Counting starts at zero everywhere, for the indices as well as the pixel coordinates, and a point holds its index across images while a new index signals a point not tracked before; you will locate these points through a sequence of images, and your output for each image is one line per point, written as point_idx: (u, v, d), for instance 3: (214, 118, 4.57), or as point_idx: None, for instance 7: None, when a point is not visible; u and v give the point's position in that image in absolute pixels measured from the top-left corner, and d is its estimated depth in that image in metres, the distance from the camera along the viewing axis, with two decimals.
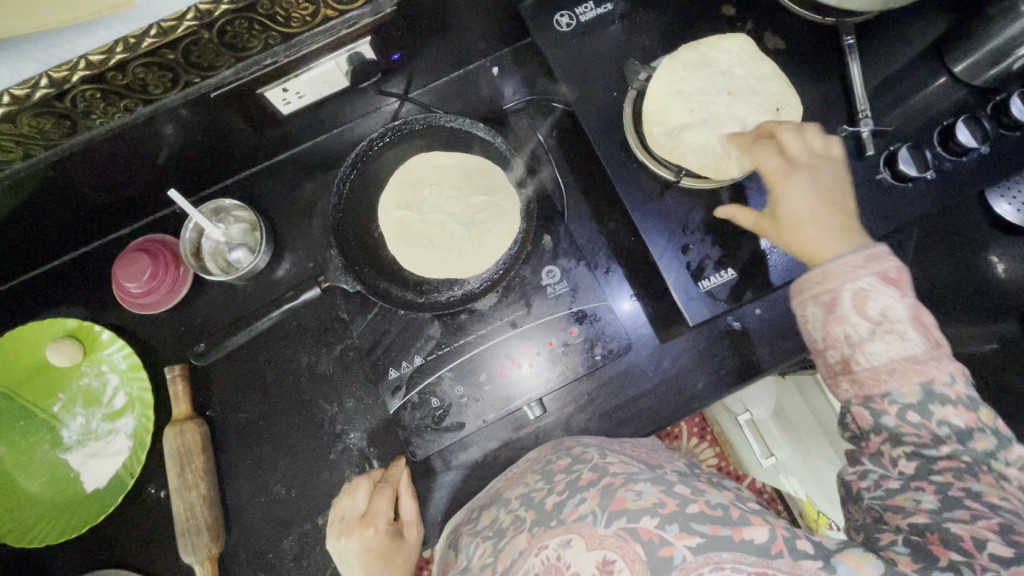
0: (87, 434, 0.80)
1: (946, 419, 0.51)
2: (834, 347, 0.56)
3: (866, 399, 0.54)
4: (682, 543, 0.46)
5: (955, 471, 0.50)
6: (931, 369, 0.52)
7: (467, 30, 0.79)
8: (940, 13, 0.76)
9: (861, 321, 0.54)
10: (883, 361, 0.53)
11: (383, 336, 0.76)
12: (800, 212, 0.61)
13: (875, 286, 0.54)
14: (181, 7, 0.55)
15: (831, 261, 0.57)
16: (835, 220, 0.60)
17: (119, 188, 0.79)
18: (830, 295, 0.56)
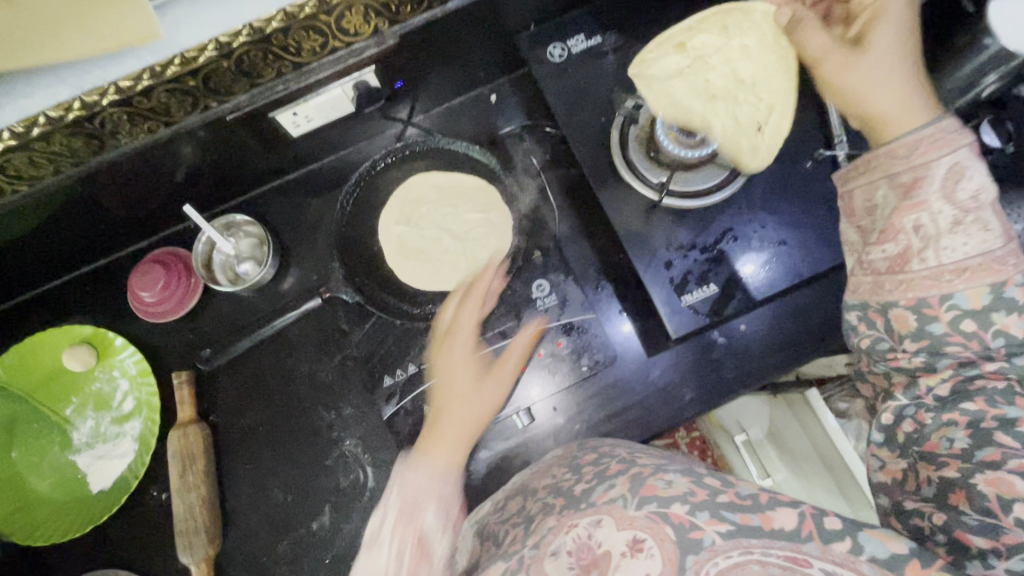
0: (96, 436, 0.84)
1: (1007, 329, 0.49)
2: (897, 236, 0.52)
3: (917, 302, 0.51)
4: (712, 528, 0.48)
5: (993, 395, 0.48)
6: (1008, 269, 0.50)
7: (465, 61, 0.85)
8: (911, 45, 0.81)
9: (945, 208, 0.51)
10: (954, 258, 0.50)
11: (379, 344, 0.79)
12: (878, 81, 0.57)
13: (972, 160, 0.51)
14: (203, 39, 0.61)
15: (916, 133, 0.53)
16: (922, 92, 0.57)
17: (139, 203, 0.84)
18: (914, 176, 0.53)
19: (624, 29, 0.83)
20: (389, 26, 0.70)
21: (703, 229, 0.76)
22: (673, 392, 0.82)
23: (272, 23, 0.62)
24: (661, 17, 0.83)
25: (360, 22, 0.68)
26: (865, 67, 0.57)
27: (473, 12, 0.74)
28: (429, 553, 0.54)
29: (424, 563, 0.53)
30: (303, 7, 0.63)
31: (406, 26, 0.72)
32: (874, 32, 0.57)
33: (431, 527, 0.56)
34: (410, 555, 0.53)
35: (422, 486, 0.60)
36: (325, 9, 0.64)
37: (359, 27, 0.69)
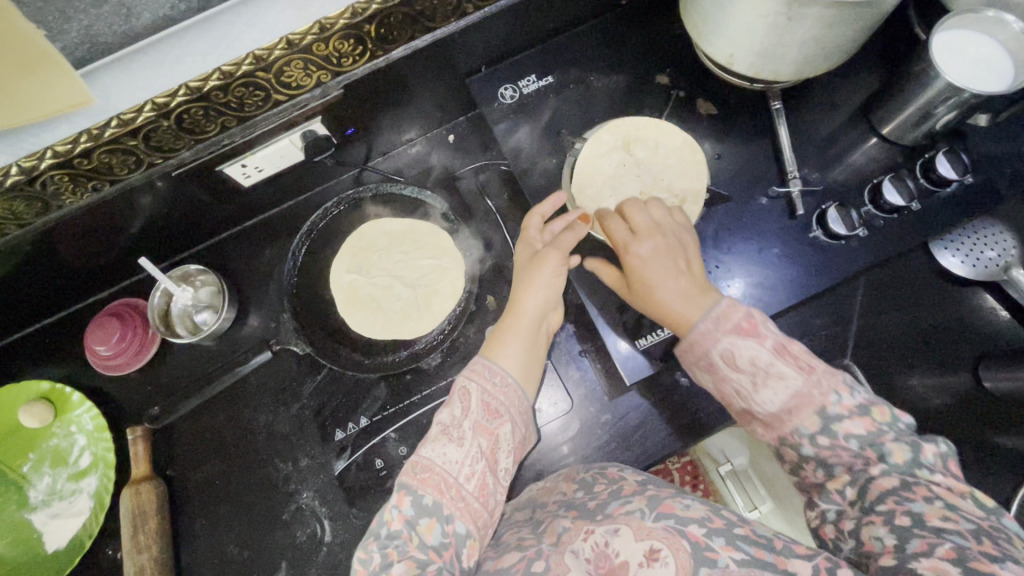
0: (52, 494, 0.82)
1: (850, 432, 0.52)
2: (732, 402, 0.59)
3: (781, 441, 0.55)
4: (727, 554, 0.50)
5: (894, 493, 0.48)
6: (818, 397, 0.54)
7: (417, 104, 0.85)
8: (864, 77, 0.80)
9: (741, 377, 0.56)
10: (776, 406, 0.55)
11: (330, 397, 0.81)
12: (652, 284, 0.65)
13: (740, 339, 0.57)
14: (138, 101, 0.59)
15: (696, 329, 0.60)
16: (692, 291, 0.63)
17: (94, 256, 0.83)
18: (705, 359, 0.59)
19: (576, 68, 0.83)
20: (331, 77, 0.70)
21: None
22: (637, 435, 0.79)
23: (208, 82, 0.61)
24: (610, 57, 0.83)
25: (300, 76, 0.67)
26: (649, 274, 0.65)
27: (421, 58, 0.74)
28: (495, 463, 0.61)
29: (491, 472, 0.60)
30: (239, 65, 0.60)
31: (349, 76, 0.71)
32: (649, 243, 0.66)
33: (503, 437, 0.62)
34: (483, 421, 0.61)
35: (495, 386, 0.65)
36: (262, 66, 0.62)
37: (301, 80, 0.68)
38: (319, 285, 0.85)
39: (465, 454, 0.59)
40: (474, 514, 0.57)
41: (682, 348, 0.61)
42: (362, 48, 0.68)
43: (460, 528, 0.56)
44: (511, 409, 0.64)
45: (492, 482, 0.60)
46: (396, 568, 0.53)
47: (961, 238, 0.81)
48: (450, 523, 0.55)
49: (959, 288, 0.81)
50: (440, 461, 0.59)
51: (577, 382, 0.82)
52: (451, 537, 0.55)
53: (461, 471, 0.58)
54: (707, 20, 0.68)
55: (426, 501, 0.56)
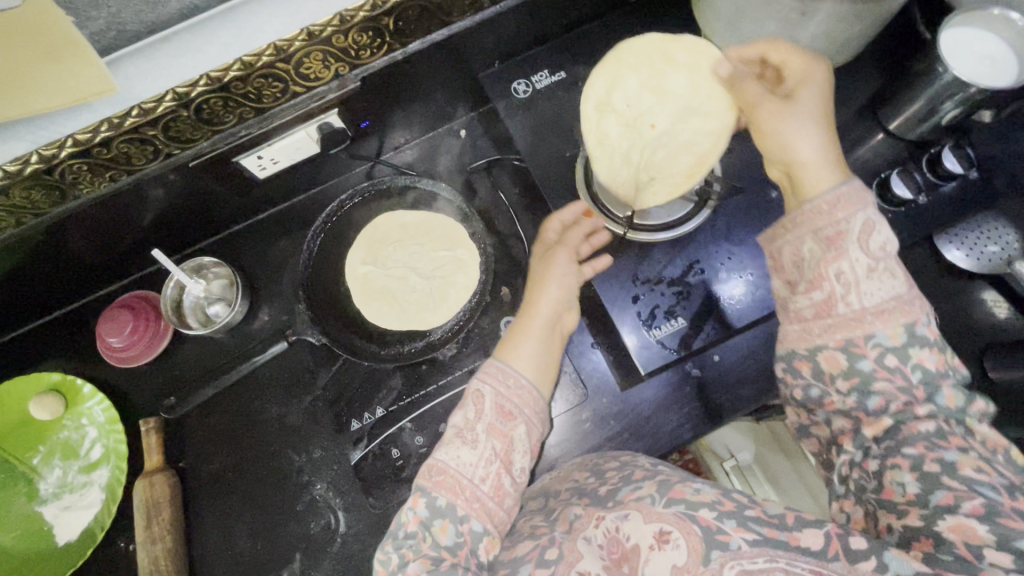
0: (63, 486, 0.82)
1: (921, 363, 0.51)
2: (823, 284, 0.54)
3: (845, 344, 0.53)
4: (739, 535, 0.49)
5: (925, 440, 0.49)
6: (915, 310, 0.53)
7: (431, 98, 0.86)
8: (870, 74, 0.81)
9: (861, 256, 0.53)
10: (873, 301, 0.53)
11: (346, 387, 0.81)
12: (799, 135, 0.58)
13: (880, 219, 0.54)
14: (160, 90, 0.59)
15: (831, 192, 0.55)
16: (830, 148, 0.58)
17: (107, 248, 0.83)
18: (835, 229, 0.54)
19: (588, 64, 0.84)
20: (350, 69, 0.71)
21: (661, 266, 0.77)
22: (649, 425, 0.80)
23: (229, 72, 0.61)
24: None
25: (319, 68, 0.67)
26: (792, 120, 0.59)
27: (437, 52, 0.75)
28: (511, 464, 0.61)
29: (506, 473, 0.61)
30: (259, 56, 0.61)
31: (367, 68, 0.72)
32: (802, 91, 0.60)
33: (518, 437, 0.62)
34: (496, 423, 0.62)
35: (509, 388, 0.65)
36: (282, 57, 0.62)
37: (319, 72, 0.68)
38: (332, 278, 0.85)
39: (479, 455, 0.60)
40: (489, 513, 0.58)
41: (806, 214, 0.56)
42: (380, 41, 0.68)
43: (475, 526, 0.57)
44: (526, 412, 0.64)
45: (508, 482, 0.61)
46: (412, 565, 0.55)
47: (966, 231, 0.81)
48: (464, 523, 0.57)
49: (962, 282, 0.83)
50: (454, 464, 0.60)
51: (590, 373, 0.83)
52: (466, 535, 0.57)
53: (475, 472, 0.59)
54: (720, 16, 0.70)
55: (440, 502, 0.58)
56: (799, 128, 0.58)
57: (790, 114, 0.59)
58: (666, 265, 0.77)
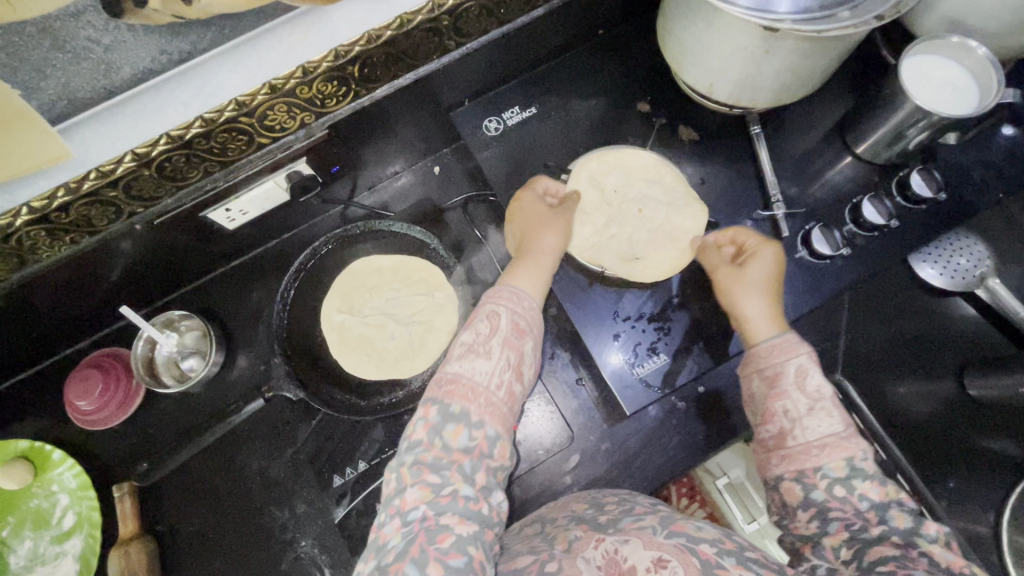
0: (35, 558, 0.78)
1: (865, 493, 0.53)
2: (771, 421, 0.59)
3: (798, 474, 0.56)
4: (737, 572, 0.49)
5: (896, 559, 0.48)
6: (852, 446, 0.56)
7: (402, 138, 0.85)
8: (836, 99, 0.82)
9: (800, 398, 0.58)
10: (816, 436, 0.56)
11: (326, 441, 0.80)
12: (744, 295, 0.67)
13: (813, 365, 0.60)
14: (118, 152, 0.58)
15: (773, 340, 0.63)
16: (774, 309, 0.66)
17: (72, 307, 0.80)
18: (775, 370, 0.60)
19: (558, 99, 0.84)
20: (315, 119, 0.69)
21: (641, 302, 0.76)
22: (639, 461, 0.79)
23: (190, 130, 0.59)
24: (591, 86, 0.84)
25: (284, 119, 0.66)
26: (740, 282, 0.68)
27: (404, 95, 0.74)
28: (522, 374, 0.59)
29: (518, 382, 0.58)
30: (221, 112, 0.59)
31: (333, 116, 0.71)
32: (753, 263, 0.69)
33: (529, 352, 0.60)
34: (511, 336, 0.58)
35: (523, 307, 0.61)
36: (245, 111, 0.61)
37: (284, 123, 0.67)
38: (309, 326, 0.83)
39: (495, 365, 0.56)
40: (502, 417, 0.56)
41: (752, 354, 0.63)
42: (345, 89, 0.67)
43: (489, 432, 0.54)
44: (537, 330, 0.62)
45: (518, 390, 0.58)
46: (412, 490, 0.51)
47: (937, 249, 0.81)
48: (478, 429, 0.54)
49: (939, 299, 0.84)
50: (467, 374, 0.56)
51: (575, 413, 0.82)
52: (479, 441, 0.54)
53: (491, 381, 0.56)
54: (685, 52, 0.70)
55: (452, 408, 0.54)
56: (748, 294, 0.67)
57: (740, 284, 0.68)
58: (646, 301, 0.76)
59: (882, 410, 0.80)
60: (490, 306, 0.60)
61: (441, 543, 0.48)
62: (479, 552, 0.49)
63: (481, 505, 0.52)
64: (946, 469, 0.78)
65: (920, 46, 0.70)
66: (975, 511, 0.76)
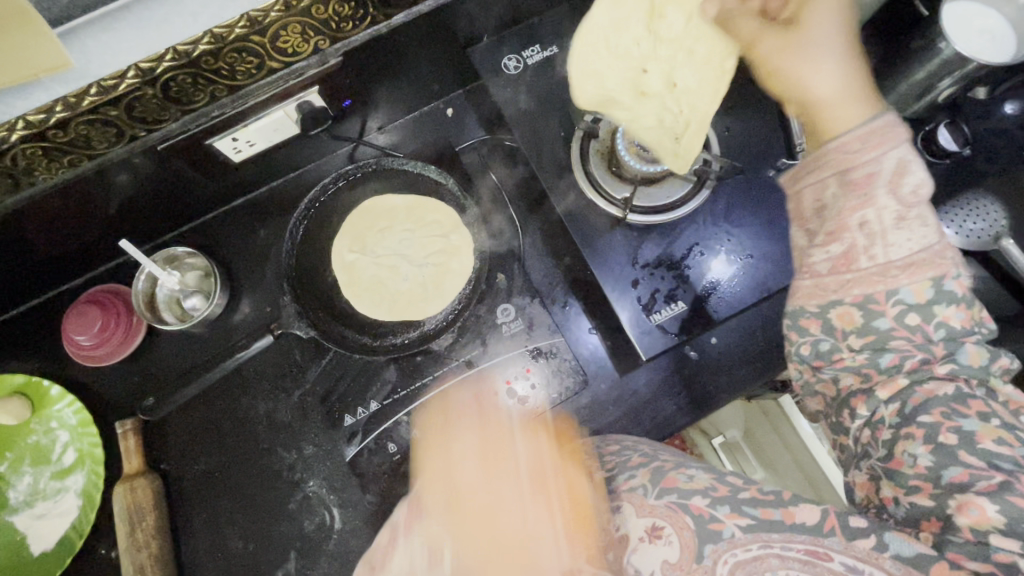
0: (34, 494, 0.77)
1: (945, 321, 0.49)
2: (846, 234, 0.49)
3: (866, 300, 0.49)
4: (732, 522, 0.50)
5: (949, 407, 0.47)
6: (946, 262, 0.49)
7: (416, 73, 0.80)
8: (865, 50, 0.80)
9: (888, 203, 0.48)
10: (901, 255, 0.49)
11: (336, 382, 0.78)
12: (812, 64, 0.52)
13: (915, 156, 0.48)
14: (121, 65, 0.54)
15: (857, 133, 0.49)
16: (864, 88, 0.52)
17: (66, 241, 0.76)
18: (867, 171, 0.48)
19: (579, 38, 0.81)
20: (330, 43, 0.64)
21: (658, 250, 0.76)
22: (649, 410, 0.80)
23: (198, 46, 0.55)
24: None
25: (297, 42, 0.62)
26: (797, 57, 0.53)
27: (421, 23, 0.69)
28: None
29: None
30: (232, 28, 0.55)
31: (349, 43, 0.66)
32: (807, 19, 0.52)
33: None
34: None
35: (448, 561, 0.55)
36: (257, 29, 0.57)
37: (298, 46, 0.62)
38: (317, 268, 0.82)
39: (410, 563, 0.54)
40: None
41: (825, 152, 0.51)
42: (363, 12, 0.62)
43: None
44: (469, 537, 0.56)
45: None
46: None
47: (955, 209, 0.81)
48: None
49: (951, 259, 0.84)
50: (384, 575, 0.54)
51: (588, 360, 0.81)
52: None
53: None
54: None
55: None
56: (819, 64, 0.52)
57: (802, 53, 0.53)
58: (666, 249, 0.75)
59: None
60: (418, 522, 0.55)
61: None
62: None
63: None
64: None
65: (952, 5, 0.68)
66: None
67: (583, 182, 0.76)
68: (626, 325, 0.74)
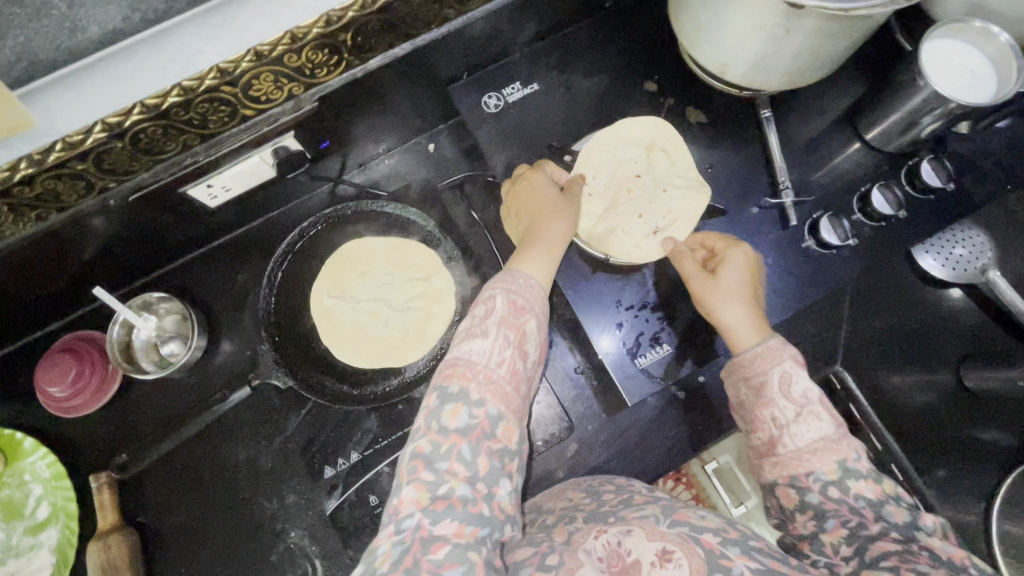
0: (7, 550, 0.75)
1: (861, 493, 0.52)
2: (761, 429, 0.58)
3: (790, 479, 0.55)
4: (742, 562, 0.49)
5: (896, 554, 0.49)
6: (844, 447, 0.54)
7: (396, 111, 0.79)
8: (847, 84, 0.80)
9: (787, 405, 0.56)
10: (806, 442, 0.55)
11: (318, 430, 0.77)
12: (719, 301, 0.64)
13: (797, 368, 0.58)
14: (86, 121, 0.52)
15: (754, 350, 0.60)
16: (758, 320, 0.63)
17: (37, 288, 0.74)
18: (760, 379, 0.59)
19: (561, 75, 0.80)
20: (304, 89, 0.63)
21: (644, 291, 0.75)
22: (639, 450, 0.78)
23: (167, 98, 0.53)
24: (596, 62, 0.80)
25: (270, 89, 0.60)
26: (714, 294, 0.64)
27: (399, 65, 0.68)
28: (525, 353, 0.55)
29: (521, 360, 0.55)
30: (202, 80, 0.53)
31: (324, 88, 0.65)
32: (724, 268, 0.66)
33: (531, 331, 0.56)
34: (508, 316, 0.55)
35: (519, 286, 0.58)
36: (228, 80, 0.55)
37: (271, 93, 0.61)
38: (298, 312, 0.81)
39: (492, 344, 0.54)
40: (503, 396, 0.53)
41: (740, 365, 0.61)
42: (337, 58, 0.61)
43: (490, 410, 0.51)
44: (538, 307, 0.58)
45: (523, 368, 0.55)
46: (408, 490, 0.49)
47: (940, 239, 0.80)
48: (479, 407, 0.51)
49: (942, 291, 0.83)
50: (465, 356, 0.54)
51: (574, 401, 0.80)
52: (482, 419, 0.51)
53: (490, 358, 0.53)
54: (698, 28, 0.67)
55: (449, 390, 0.52)
56: (721, 302, 0.64)
57: (712, 292, 0.65)
58: (650, 290, 0.75)
59: (879, 401, 0.80)
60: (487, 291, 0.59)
61: (433, 555, 0.45)
62: (478, 559, 0.46)
63: (499, 520, 0.50)
64: (936, 460, 0.79)
65: (929, 44, 0.68)
66: (966, 500, 0.78)
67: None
68: (612, 369, 0.73)
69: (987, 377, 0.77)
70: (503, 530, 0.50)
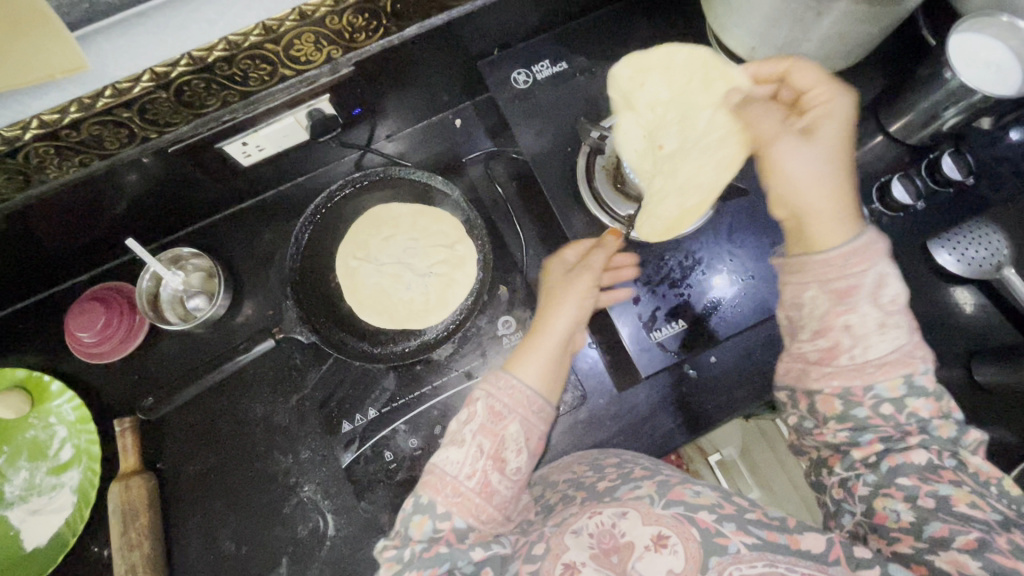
0: (30, 489, 0.77)
1: (916, 411, 0.51)
2: (830, 333, 0.53)
3: (844, 390, 0.52)
4: (738, 538, 0.50)
5: (917, 471, 0.49)
6: (916, 360, 0.52)
7: (427, 83, 0.81)
8: (870, 77, 0.81)
9: (870, 311, 0.52)
10: (878, 354, 0.52)
11: (337, 386, 0.79)
12: (810, 182, 0.57)
13: (893, 271, 0.52)
14: (136, 70, 0.54)
15: (843, 247, 0.53)
16: (845, 207, 0.56)
17: (74, 238, 0.77)
18: (848, 283, 0.52)
19: (589, 55, 0.81)
20: (343, 53, 0.65)
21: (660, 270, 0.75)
22: (646, 426, 0.80)
23: (213, 52, 0.55)
24: (624, 43, 0.82)
25: (310, 51, 0.62)
26: (801, 156, 0.58)
27: (433, 36, 0.69)
28: (502, 462, 0.57)
29: (497, 471, 0.56)
30: (247, 36, 0.55)
31: (361, 52, 0.66)
32: (819, 130, 0.58)
33: (511, 436, 0.58)
34: (486, 422, 0.57)
35: (499, 388, 0.60)
36: (271, 38, 0.57)
37: (310, 55, 0.62)
38: (323, 275, 0.83)
39: (465, 454, 0.56)
40: (476, 509, 0.55)
41: (798, 264, 0.55)
42: (376, 23, 0.62)
43: (459, 522, 0.54)
44: (521, 409, 0.60)
45: (498, 479, 0.56)
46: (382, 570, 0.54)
47: (958, 237, 0.81)
48: (445, 520, 0.54)
49: (955, 286, 0.84)
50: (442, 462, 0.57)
51: (587, 374, 0.82)
52: (447, 531, 0.54)
53: (462, 469, 0.56)
54: (730, 12, 0.67)
55: (421, 499, 0.55)
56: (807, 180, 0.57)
57: (802, 163, 0.58)
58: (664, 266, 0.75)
59: None
60: (475, 394, 0.62)
61: None
62: None
63: (462, 552, 0.53)
64: None
65: (954, 37, 0.69)
66: None
67: (588, 197, 0.77)
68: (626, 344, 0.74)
69: (998, 371, 0.77)
70: (471, 557, 0.53)
